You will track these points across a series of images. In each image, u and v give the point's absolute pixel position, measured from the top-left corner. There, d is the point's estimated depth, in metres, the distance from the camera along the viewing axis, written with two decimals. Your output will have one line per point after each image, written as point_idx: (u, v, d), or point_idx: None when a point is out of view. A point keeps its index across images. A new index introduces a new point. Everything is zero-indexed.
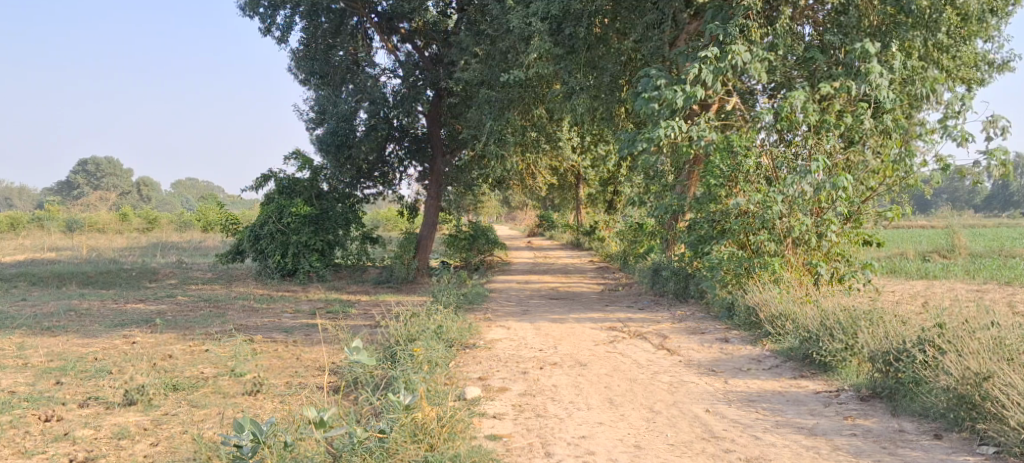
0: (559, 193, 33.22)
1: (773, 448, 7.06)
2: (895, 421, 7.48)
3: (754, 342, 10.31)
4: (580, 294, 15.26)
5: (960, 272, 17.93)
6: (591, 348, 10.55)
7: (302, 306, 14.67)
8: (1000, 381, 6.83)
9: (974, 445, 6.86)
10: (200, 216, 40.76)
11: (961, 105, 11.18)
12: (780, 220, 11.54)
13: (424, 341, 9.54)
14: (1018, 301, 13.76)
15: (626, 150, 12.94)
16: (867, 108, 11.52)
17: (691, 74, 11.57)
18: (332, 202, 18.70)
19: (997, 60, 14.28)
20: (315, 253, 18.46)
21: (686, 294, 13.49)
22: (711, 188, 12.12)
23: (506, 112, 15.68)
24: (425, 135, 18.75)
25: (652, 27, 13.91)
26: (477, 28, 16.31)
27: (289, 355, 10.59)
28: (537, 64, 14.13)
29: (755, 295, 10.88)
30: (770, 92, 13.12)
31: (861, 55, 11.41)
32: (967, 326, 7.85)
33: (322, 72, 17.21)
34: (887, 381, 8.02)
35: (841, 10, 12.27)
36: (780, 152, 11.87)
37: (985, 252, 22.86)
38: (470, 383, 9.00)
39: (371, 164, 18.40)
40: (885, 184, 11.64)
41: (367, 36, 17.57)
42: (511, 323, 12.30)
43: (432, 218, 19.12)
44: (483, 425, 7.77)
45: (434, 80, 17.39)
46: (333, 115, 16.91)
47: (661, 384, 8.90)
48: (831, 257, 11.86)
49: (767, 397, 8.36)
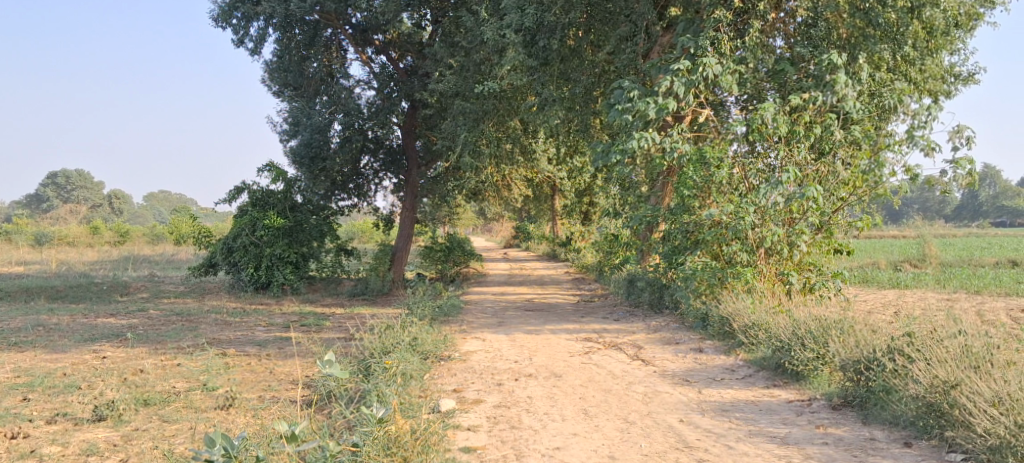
0: (535, 205, 33.32)
1: (746, 457, 7.10)
2: (866, 429, 7.56)
3: (728, 352, 10.40)
4: (555, 306, 15.28)
5: (931, 281, 18.16)
6: (566, 359, 10.57)
7: (277, 319, 14.57)
8: (967, 389, 6.91)
9: (942, 453, 6.94)
10: (174, 229, 40.50)
11: (928, 116, 11.36)
12: (752, 231, 11.66)
13: (399, 354, 9.50)
14: (986, 309, 13.98)
15: (600, 162, 13.03)
16: (836, 119, 11.66)
17: (663, 86, 11.67)
18: (305, 214, 18.58)
19: (963, 73, 14.53)
20: (289, 265, 18.34)
21: (661, 305, 13.57)
22: (685, 199, 12.22)
23: (480, 124, 15.75)
24: (400, 147, 18.75)
25: (625, 40, 14.02)
26: (452, 40, 16.33)
27: (262, 368, 10.53)
28: (511, 75, 14.26)
29: (729, 305, 10.96)
30: (742, 104, 13.26)
31: (829, 67, 11.59)
32: (934, 335, 7.92)
33: (297, 83, 17.41)
34: (859, 390, 8.10)
35: (810, 22, 12.45)
36: (751, 163, 12.01)
37: (956, 261, 23.18)
38: (445, 396, 8.98)
39: (345, 175, 18.35)
40: (855, 194, 11.81)
41: (341, 47, 17.57)
42: (486, 334, 12.29)
43: (408, 230, 19.10)
44: (458, 437, 7.76)
45: (409, 92, 17.39)
46: (307, 127, 16.76)
47: (636, 394, 8.92)
48: (803, 267, 11.97)
49: (740, 406, 8.42)
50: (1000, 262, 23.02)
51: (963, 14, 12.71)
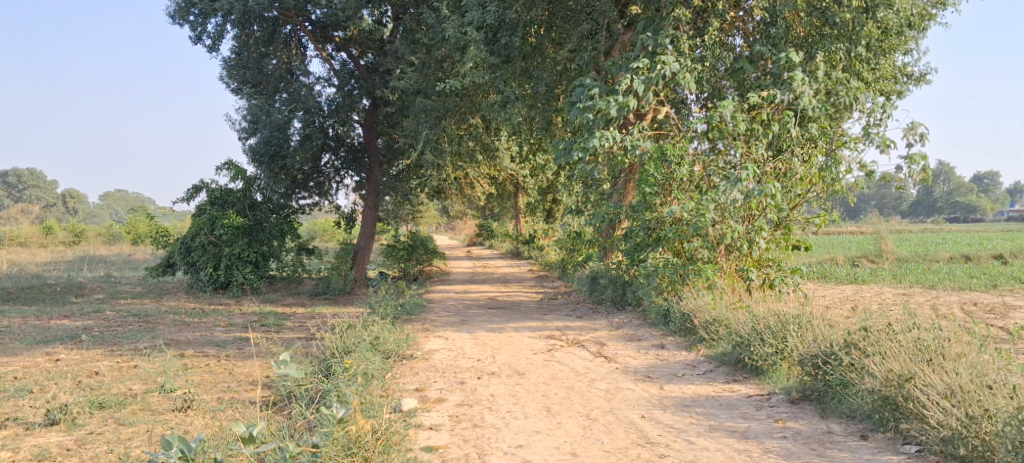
0: (499, 203, 33.33)
1: (706, 452, 7.16)
2: (824, 423, 7.67)
3: (689, 348, 10.49)
4: (519, 303, 15.29)
5: (888, 276, 18.49)
6: (529, 357, 10.58)
7: (236, 320, 14.39)
8: (920, 381, 7.02)
9: (898, 445, 7.05)
10: (131, 229, 39.87)
11: (882, 114, 11.55)
12: (712, 228, 11.75)
13: (360, 353, 9.43)
14: (941, 304, 14.28)
15: (562, 160, 13.06)
16: (792, 116, 11.71)
17: (623, 84, 11.73)
18: (265, 213, 18.36)
19: (916, 73, 14.81)
20: (249, 265, 18.14)
21: (623, 302, 13.64)
22: (646, 197, 12.29)
23: (442, 121, 15.69)
24: (362, 145, 18.62)
25: (586, 38, 14.04)
26: (413, 37, 16.23)
27: (221, 369, 10.40)
28: (472, 72, 14.24)
29: (690, 301, 11.05)
30: (703, 102, 13.41)
31: (786, 65, 11.74)
32: (889, 329, 8.03)
33: (256, 81, 17.24)
34: (816, 384, 8.22)
35: (767, 21, 12.61)
36: (711, 161, 12.11)
37: (911, 257, 23.64)
38: (407, 395, 8.93)
39: (306, 173, 18.15)
40: (812, 190, 12.03)
41: (301, 44, 17.37)
42: (449, 333, 12.24)
43: (370, 228, 18.96)
44: (420, 436, 7.72)
45: (370, 89, 17.26)
46: (266, 124, 16.51)
47: (598, 391, 8.95)
48: (763, 263, 12.14)
49: (701, 402, 8.49)
50: (954, 257, 23.51)
51: (916, 15, 12.96)
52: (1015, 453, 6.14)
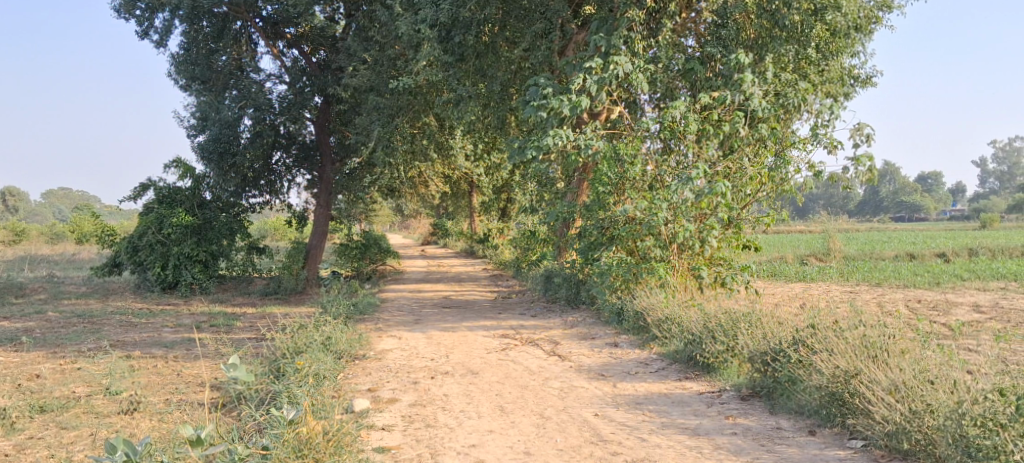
0: (453, 202, 33.26)
1: (658, 449, 7.22)
2: (773, 419, 7.79)
3: (642, 346, 10.59)
4: (473, 302, 15.27)
5: (835, 274, 18.87)
6: (483, 356, 10.56)
7: (185, 320, 14.12)
8: (865, 378, 7.15)
9: (845, 440, 7.19)
10: (75, 228, 38.91)
11: (830, 115, 11.77)
12: (664, 227, 11.84)
13: (311, 354, 9.31)
14: (886, 301, 14.61)
15: (516, 159, 13.06)
16: (742, 117, 11.90)
17: (575, 84, 11.79)
18: (215, 212, 18.06)
19: (862, 75, 15.13)
20: (198, 264, 17.84)
21: (577, 301, 13.70)
22: (600, 196, 12.38)
23: (394, 119, 15.60)
24: (314, 142, 18.43)
25: (539, 37, 14.04)
26: (366, 35, 16.10)
27: (169, 371, 10.19)
28: (426, 71, 14.18)
29: (643, 300, 11.15)
30: (655, 102, 13.50)
31: (736, 66, 11.89)
32: (835, 326, 8.13)
33: (205, 77, 16.88)
34: (766, 380, 8.35)
35: (718, 23, 12.82)
36: (664, 160, 12.23)
37: (858, 255, 24.18)
38: (359, 395, 8.85)
39: (257, 172, 17.87)
40: (761, 190, 12.07)
41: (251, 41, 17.16)
42: (403, 332, 12.17)
43: (322, 227, 18.75)
44: (372, 437, 7.65)
45: (322, 87, 17.07)
46: (215, 121, 16.31)
47: (552, 390, 8.98)
48: (714, 261, 12.31)
49: (653, 399, 8.56)
50: (899, 255, 24.08)
51: (862, 18, 13.25)
52: (955, 446, 6.23)
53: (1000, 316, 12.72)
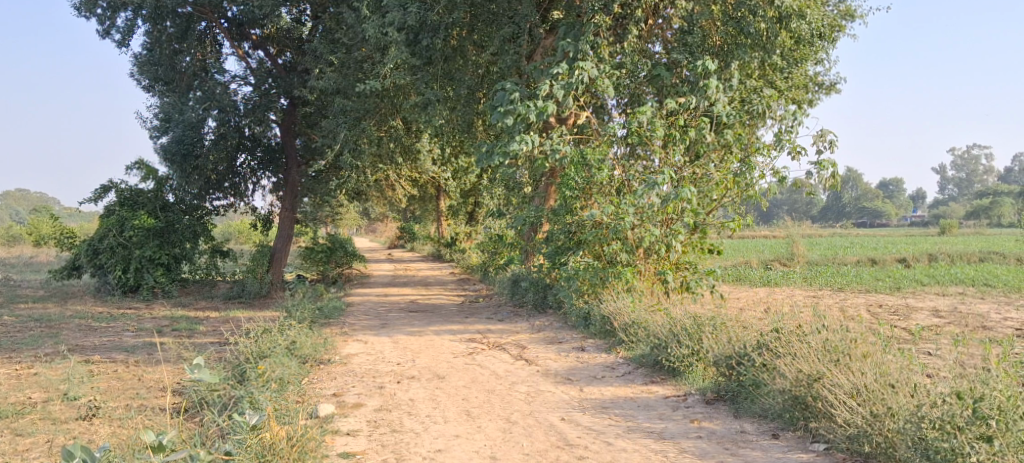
0: (420, 206, 33.14)
1: (624, 453, 7.24)
2: (737, 422, 7.85)
3: (608, 350, 10.62)
4: (440, 306, 15.21)
5: (799, 278, 19.11)
6: (449, 360, 10.52)
7: (146, 324, 13.89)
8: (828, 381, 7.24)
9: (807, 443, 7.26)
10: (32, 230, 38.16)
11: (794, 121, 11.91)
12: (631, 231, 11.89)
13: (275, 358, 9.20)
14: (848, 305, 14.81)
15: (483, 164, 13.02)
16: (708, 122, 12.02)
17: (542, 89, 11.82)
18: (178, 214, 17.77)
19: (826, 82, 15.35)
20: (160, 268, 17.58)
21: (544, 305, 13.71)
22: (567, 200, 12.41)
23: (361, 122, 15.57)
24: (279, 145, 18.22)
25: (508, 41, 14.04)
26: (333, 37, 15.97)
27: (129, 375, 10.01)
28: (393, 74, 14.11)
29: (609, 304, 11.19)
30: (623, 107, 13.52)
31: (702, 72, 11.99)
32: (798, 330, 8.22)
33: (168, 78, 16.79)
34: (730, 384, 8.41)
35: (685, 29, 12.89)
36: (631, 165, 12.30)
37: (820, 260, 24.52)
38: (324, 400, 8.77)
39: (221, 174, 17.66)
40: (726, 195, 12.18)
41: (216, 41, 16.97)
42: (369, 336, 12.09)
43: (287, 230, 18.55)
44: (336, 442, 7.58)
45: (288, 88, 16.90)
46: (178, 123, 16.11)
47: (519, 394, 8.97)
48: (679, 266, 12.37)
49: (619, 403, 8.58)
50: (861, 260, 24.45)
51: (826, 26, 13.45)
52: (914, 449, 6.32)
53: (958, 320, 12.96)
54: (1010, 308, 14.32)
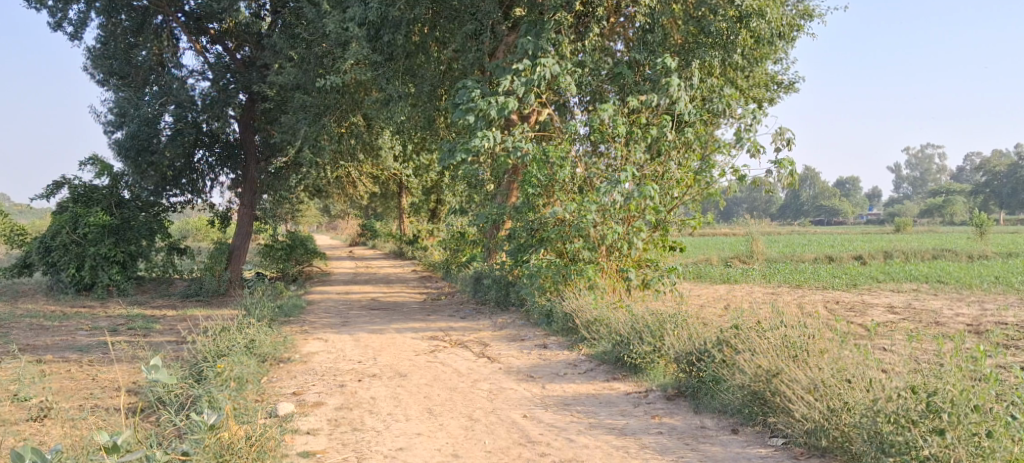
0: (382, 203, 32.93)
1: (586, 449, 7.25)
2: (697, 418, 7.92)
3: (571, 347, 10.65)
4: (402, 304, 15.14)
5: (758, 276, 19.35)
6: (411, 358, 10.47)
7: (101, 323, 13.60)
8: (786, 377, 7.31)
9: (766, 438, 7.36)
10: None
11: (753, 120, 12.05)
12: (594, 229, 11.94)
13: (234, 357, 9.06)
14: (806, 302, 15.03)
15: (445, 161, 12.97)
16: (669, 120, 12.08)
17: (503, 85, 11.80)
18: (134, 211, 17.62)
19: (785, 81, 15.55)
20: (116, 265, 17.23)
21: (507, 302, 13.70)
22: (530, 198, 12.42)
23: (322, 118, 15.40)
24: (237, 141, 17.97)
25: (471, 38, 13.98)
26: (292, 32, 15.77)
27: (83, 375, 9.79)
28: (354, 70, 13.97)
29: (572, 302, 11.23)
30: (585, 105, 13.57)
31: (663, 70, 12.06)
32: (758, 327, 8.31)
33: (123, 72, 16.23)
34: (691, 380, 8.50)
35: (646, 28, 12.97)
36: (593, 163, 12.34)
37: (779, 257, 24.88)
38: (283, 399, 8.66)
39: (178, 170, 17.34)
40: (687, 194, 12.23)
41: (173, 35, 16.69)
42: (329, 335, 11.96)
43: (246, 228, 18.29)
44: (296, 442, 7.49)
45: (247, 84, 16.66)
46: (134, 118, 15.78)
47: (481, 391, 8.94)
48: (641, 263, 12.46)
49: (581, 400, 8.61)
50: (819, 257, 24.84)
51: (785, 26, 13.61)
52: (870, 442, 6.42)
53: (912, 316, 13.23)
54: (962, 304, 14.65)
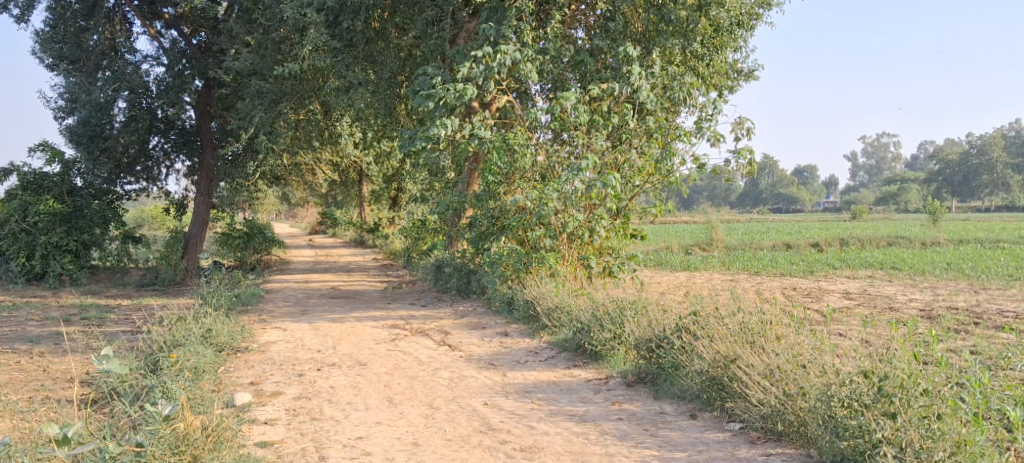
0: (343, 191, 32.63)
1: (546, 436, 7.27)
2: (657, 404, 7.99)
3: (532, 335, 10.67)
4: (362, 293, 15.05)
5: (717, 263, 19.54)
6: (371, 347, 10.39)
7: (52, 313, 13.30)
8: (742, 362, 7.41)
9: (724, 423, 7.44)
10: None
11: (713, 109, 12.14)
12: (555, 217, 11.95)
13: (190, 347, 8.91)
14: (764, 289, 15.23)
15: (405, 148, 12.88)
16: (631, 108, 12.10)
17: (462, 72, 11.72)
18: (86, 199, 17.22)
19: (744, 69, 15.67)
20: (69, 254, 16.86)
21: (468, 290, 13.69)
22: (490, 185, 12.37)
23: (279, 105, 15.24)
24: (194, 127, 17.68)
25: (431, 24, 13.90)
26: (250, 16, 15.49)
27: (34, 367, 9.56)
28: (313, 56, 13.78)
29: (533, 289, 11.27)
30: (547, 93, 13.55)
31: (625, 58, 12.07)
32: (716, 313, 8.39)
33: (74, 57, 15.93)
34: (650, 366, 8.57)
35: (607, 16, 13.00)
36: (554, 150, 12.34)
37: (738, 244, 25.18)
38: (241, 389, 8.55)
39: (132, 157, 16.99)
40: (649, 182, 12.30)
41: (126, 19, 16.30)
42: (288, 324, 11.85)
43: (203, 216, 18.01)
44: (254, 432, 7.40)
45: (203, 70, 16.36)
46: (85, 103, 15.44)
47: (442, 380, 8.91)
48: (603, 251, 12.56)
49: (542, 387, 8.63)
50: (777, 245, 25.18)
51: (744, 14, 13.77)
52: (825, 426, 6.52)
53: (867, 301, 13.50)
54: (914, 289, 14.97)
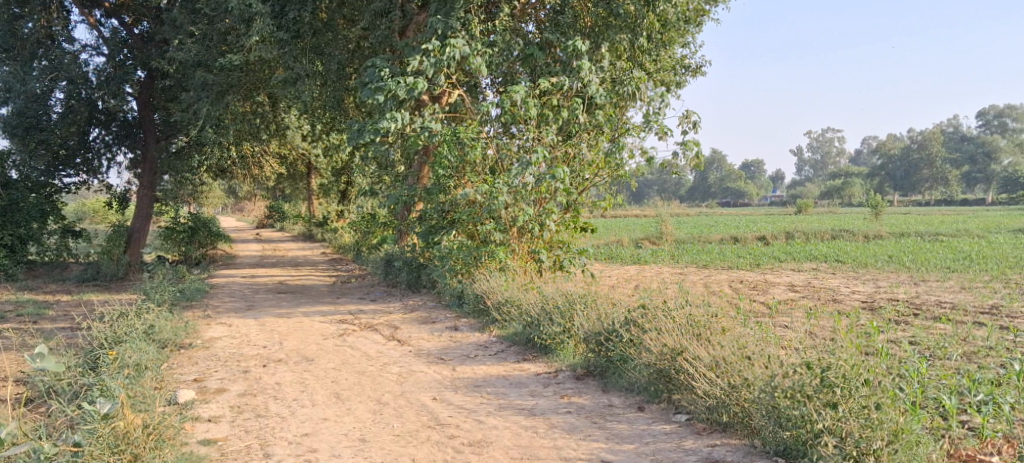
0: (291, 184, 32.18)
1: (495, 430, 7.27)
2: (605, 396, 8.03)
3: (482, 328, 10.66)
4: (311, 287, 14.89)
5: (666, 257, 19.74)
6: (319, 342, 10.27)
7: None
8: (689, 355, 7.47)
9: (670, 414, 7.52)
10: None
11: (661, 103, 12.23)
12: (505, 211, 11.89)
13: (131, 343, 8.70)
14: (711, 282, 15.43)
15: (354, 141, 12.72)
16: (580, 102, 12.11)
17: (411, 65, 11.62)
18: (22, 192, 16.62)
19: (692, 65, 15.82)
20: (3, 249, 16.39)
21: (418, 284, 13.62)
22: (440, 179, 12.28)
23: (224, 96, 14.93)
24: (136, 119, 17.26)
25: (379, 16, 13.74)
26: (193, 6, 15.17)
27: None
28: (259, 47, 13.55)
29: (483, 283, 11.27)
30: (497, 86, 13.49)
31: (574, 53, 12.07)
32: (664, 306, 8.45)
33: (8, 45, 15.41)
34: (599, 359, 8.61)
35: (557, 10, 13.13)
36: (504, 143, 12.30)
37: (686, 238, 25.47)
38: (184, 386, 8.39)
39: (71, 149, 16.53)
40: (598, 175, 12.38)
41: (63, 7, 15.79)
42: (233, 319, 11.64)
43: (146, 209, 17.61)
44: (196, 429, 7.26)
45: (145, 60, 15.99)
46: (20, 94, 14.98)
47: (390, 375, 8.84)
48: (554, 244, 12.60)
49: (491, 381, 8.62)
50: (724, 238, 25.51)
51: (690, 10, 13.94)
52: (768, 417, 6.61)
53: (811, 293, 13.79)
54: (856, 282, 15.29)
